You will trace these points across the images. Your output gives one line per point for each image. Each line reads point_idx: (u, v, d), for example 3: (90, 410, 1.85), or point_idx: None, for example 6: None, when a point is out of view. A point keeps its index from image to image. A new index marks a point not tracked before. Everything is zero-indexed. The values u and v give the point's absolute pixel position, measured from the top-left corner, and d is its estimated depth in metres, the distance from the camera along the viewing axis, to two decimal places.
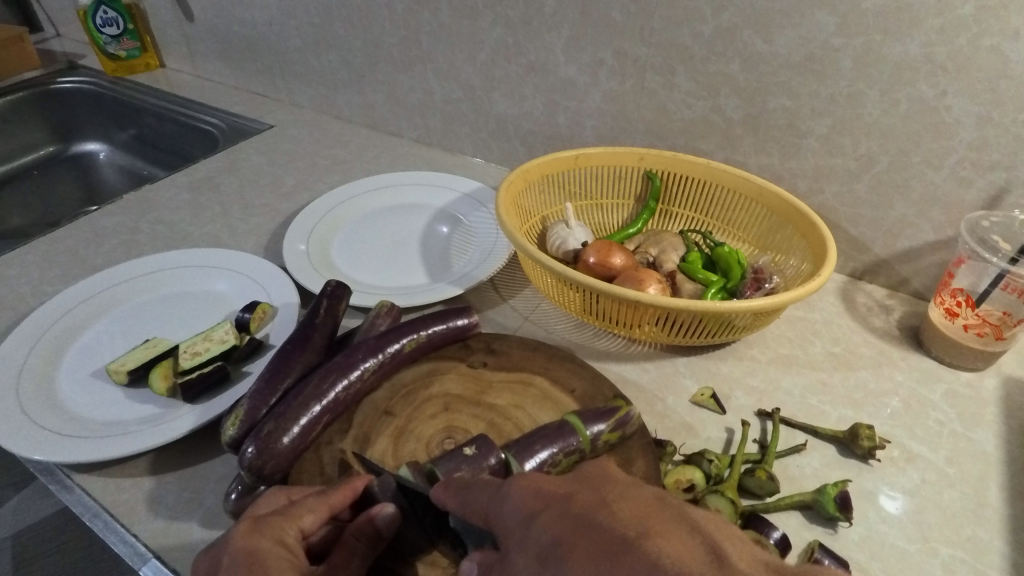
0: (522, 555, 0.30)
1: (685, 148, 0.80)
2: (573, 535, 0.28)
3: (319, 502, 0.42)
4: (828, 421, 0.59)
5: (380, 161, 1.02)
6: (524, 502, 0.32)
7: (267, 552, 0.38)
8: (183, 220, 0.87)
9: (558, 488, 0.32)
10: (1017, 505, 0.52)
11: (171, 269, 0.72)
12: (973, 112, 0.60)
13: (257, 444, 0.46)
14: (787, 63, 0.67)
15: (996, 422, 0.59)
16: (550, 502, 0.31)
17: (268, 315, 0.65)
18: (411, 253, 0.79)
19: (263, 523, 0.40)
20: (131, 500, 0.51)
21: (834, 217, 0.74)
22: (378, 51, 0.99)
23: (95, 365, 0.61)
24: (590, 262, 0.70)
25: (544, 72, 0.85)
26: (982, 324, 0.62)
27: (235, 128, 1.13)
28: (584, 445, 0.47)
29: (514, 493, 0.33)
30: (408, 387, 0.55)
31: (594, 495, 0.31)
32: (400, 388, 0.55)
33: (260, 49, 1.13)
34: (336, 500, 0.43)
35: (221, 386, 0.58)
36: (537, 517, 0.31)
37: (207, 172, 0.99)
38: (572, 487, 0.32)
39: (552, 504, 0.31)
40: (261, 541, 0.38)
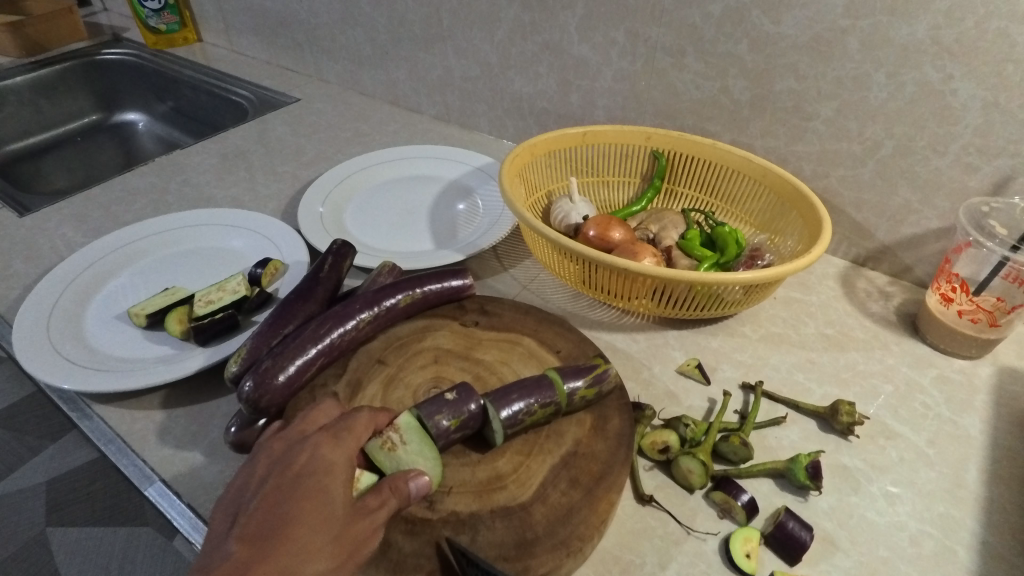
0: None
1: (693, 128, 0.80)
2: None
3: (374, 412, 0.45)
4: (812, 397, 0.60)
5: (399, 135, 1.05)
6: None
7: (338, 468, 0.41)
8: (209, 183, 0.92)
9: None
10: (995, 488, 0.53)
11: (192, 226, 0.76)
12: (979, 97, 0.60)
13: (255, 379, 0.50)
14: (795, 44, 0.67)
15: (984, 408, 0.59)
16: None
17: (279, 272, 0.69)
18: (420, 222, 0.81)
19: (343, 437, 0.43)
20: (144, 429, 0.55)
21: (838, 201, 0.74)
22: (400, 28, 1.02)
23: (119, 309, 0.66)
24: (590, 235, 0.71)
25: (558, 51, 0.86)
26: (976, 311, 0.62)
27: (264, 100, 1.17)
28: (561, 398, 0.49)
29: None
30: (403, 341, 0.58)
31: None
32: (396, 342, 0.58)
33: (291, 25, 1.17)
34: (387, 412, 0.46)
35: (230, 333, 0.62)
36: None
37: (235, 140, 1.03)
38: None
39: None
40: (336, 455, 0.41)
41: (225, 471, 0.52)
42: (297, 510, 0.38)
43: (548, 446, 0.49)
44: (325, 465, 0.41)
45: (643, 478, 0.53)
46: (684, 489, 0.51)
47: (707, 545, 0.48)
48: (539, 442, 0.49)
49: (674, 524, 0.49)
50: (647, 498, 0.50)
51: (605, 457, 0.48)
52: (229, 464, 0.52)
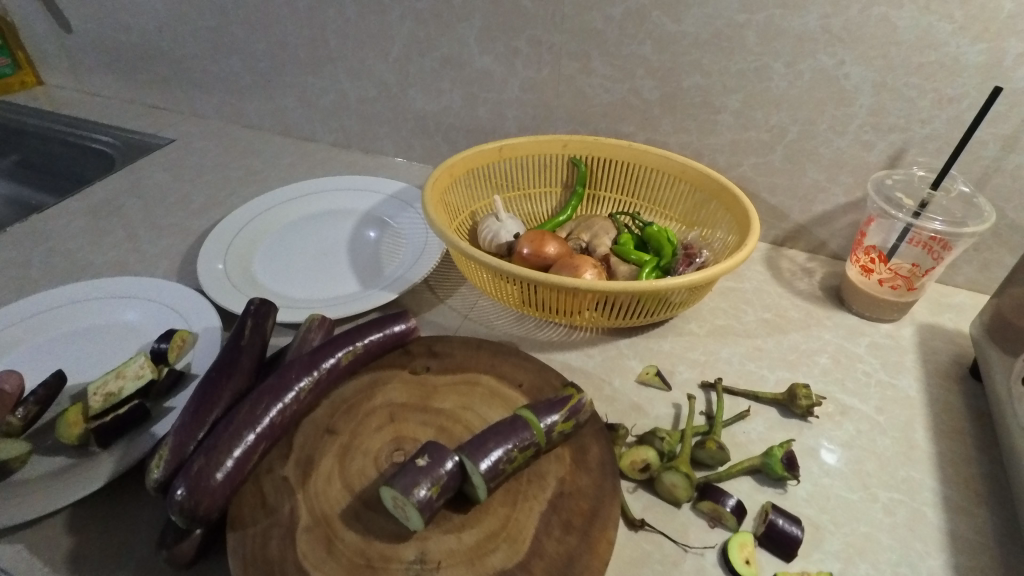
0: None
1: (607, 131, 0.80)
2: None
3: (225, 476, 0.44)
4: (767, 385, 0.61)
5: (297, 168, 0.97)
6: None
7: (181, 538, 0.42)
8: (81, 249, 0.80)
9: None
10: (942, 443, 0.56)
11: (69, 304, 0.65)
12: (869, 79, 0.64)
13: (187, 483, 0.42)
14: (696, 41, 0.69)
15: (915, 367, 0.63)
16: None
17: (187, 343, 0.60)
18: (340, 262, 0.75)
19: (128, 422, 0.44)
20: (47, 563, 0.46)
21: (753, 188, 0.76)
22: (282, 53, 0.94)
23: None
24: (525, 253, 0.69)
25: (459, 65, 0.83)
26: (895, 277, 0.66)
27: (133, 145, 1.05)
28: (539, 437, 0.46)
29: None
30: (352, 406, 0.52)
31: None
32: (345, 408, 0.51)
33: (152, 58, 1.05)
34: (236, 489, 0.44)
35: (139, 426, 0.53)
36: None
37: (105, 194, 0.91)
38: None
39: None
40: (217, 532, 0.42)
41: None
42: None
43: (532, 491, 0.46)
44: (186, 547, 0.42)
45: (629, 502, 0.51)
46: (671, 504, 0.50)
47: (706, 559, 0.47)
48: (522, 489, 0.46)
49: (670, 544, 0.48)
50: (639, 523, 0.48)
51: (593, 493, 0.46)
52: None
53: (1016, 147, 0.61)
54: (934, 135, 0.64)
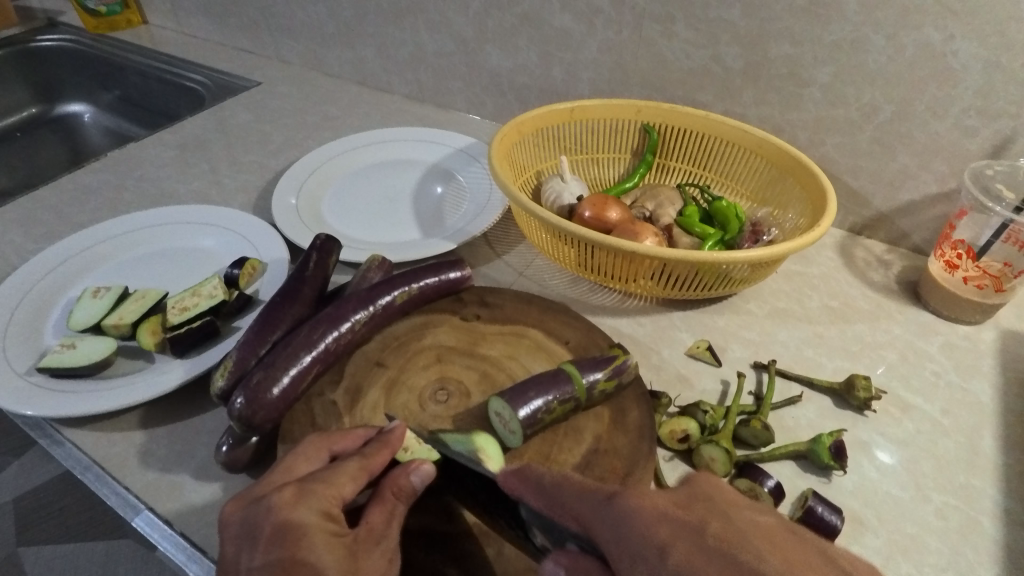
0: None
1: (684, 100, 0.78)
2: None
3: (360, 466, 0.40)
4: (824, 372, 0.59)
5: (370, 118, 1.00)
6: (649, 526, 0.29)
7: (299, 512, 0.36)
8: (170, 177, 0.85)
9: (682, 516, 0.29)
10: (1010, 454, 0.52)
11: (154, 226, 0.70)
12: (981, 57, 0.58)
13: (246, 394, 0.45)
14: (790, 8, 0.65)
15: (992, 373, 0.59)
16: (678, 530, 0.29)
17: (257, 271, 0.64)
18: (403, 210, 0.77)
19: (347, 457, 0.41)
20: (122, 453, 0.50)
21: (835, 169, 0.72)
22: (366, 2, 0.95)
23: (75, 301, 0.60)
24: (585, 216, 0.68)
25: (538, 23, 0.82)
26: (982, 276, 0.61)
27: (222, 85, 1.10)
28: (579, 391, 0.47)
29: (633, 508, 0.30)
30: (373, 469, 0.41)
31: (731, 534, 0.28)
32: (367, 471, 0.40)
33: (245, 3, 1.10)
34: (376, 465, 0.41)
35: (209, 341, 0.57)
36: (668, 549, 0.28)
37: (194, 129, 0.96)
38: (699, 517, 0.29)
39: (681, 532, 0.29)
40: (308, 515, 0.36)
41: (219, 493, 0.47)
42: None
43: (568, 445, 0.47)
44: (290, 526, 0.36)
45: (664, 470, 0.50)
46: None
47: None
48: (558, 442, 0.47)
49: None
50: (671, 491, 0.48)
51: (628, 453, 0.46)
52: (222, 486, 0.48)
53: None
54: None
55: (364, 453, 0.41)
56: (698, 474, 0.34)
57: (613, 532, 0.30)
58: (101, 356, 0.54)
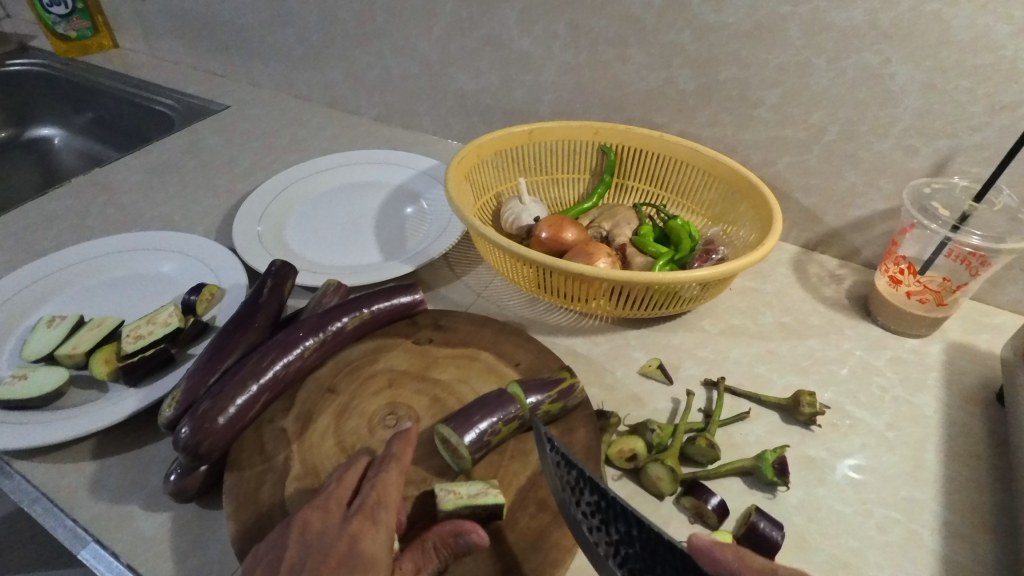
0: None
1: (641, 121, 0.79)
2: None
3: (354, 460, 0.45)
4: (774, 389, 0.60)
5: (339, 139, 1.01)
6: None
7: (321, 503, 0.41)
8: (135, 202, 0.86)
9: None
10: (953, 467, 0.54)
11: (115, 253, 0.70)
12: (917, 80, 0.60)
13: (192, 424, 0.46)
14: (737, 32, 0.67)
15: (937, 386, 0.61)
16: None
17: (216, 297, 0.64)
18: (366, 232, 0.77)
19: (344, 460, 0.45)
20: (72, 484, 0.50)
21: (786, 187, 0.74)
22: (332, 27, 0.97)
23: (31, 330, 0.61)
24: (543, 237, 0.69)
25: (498, 46, 0.84)
26: (925, 291, 0.63)
27: (192, 108, 1.11)
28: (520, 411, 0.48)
29: None
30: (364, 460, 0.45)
31: None
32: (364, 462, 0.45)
33: (215, 28, 1.11)
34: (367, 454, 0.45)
35: (164, 369, 0.57)
36: None
37: (162, 153, 0.97)
38: None
39: None
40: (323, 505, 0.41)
41: (167, 523, 0.47)
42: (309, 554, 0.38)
43: (515, 467, 0.47)
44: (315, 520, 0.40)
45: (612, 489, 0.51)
46: (654, 497, 0.50)
47: None
48: (503, 464, 0.47)
49: None
50: None
51: None
52: (172, 515, 0.48)
53: None
54: (985, 144, 0.61)
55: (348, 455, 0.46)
56: None
57: None
58: (52, 387, 0.54)
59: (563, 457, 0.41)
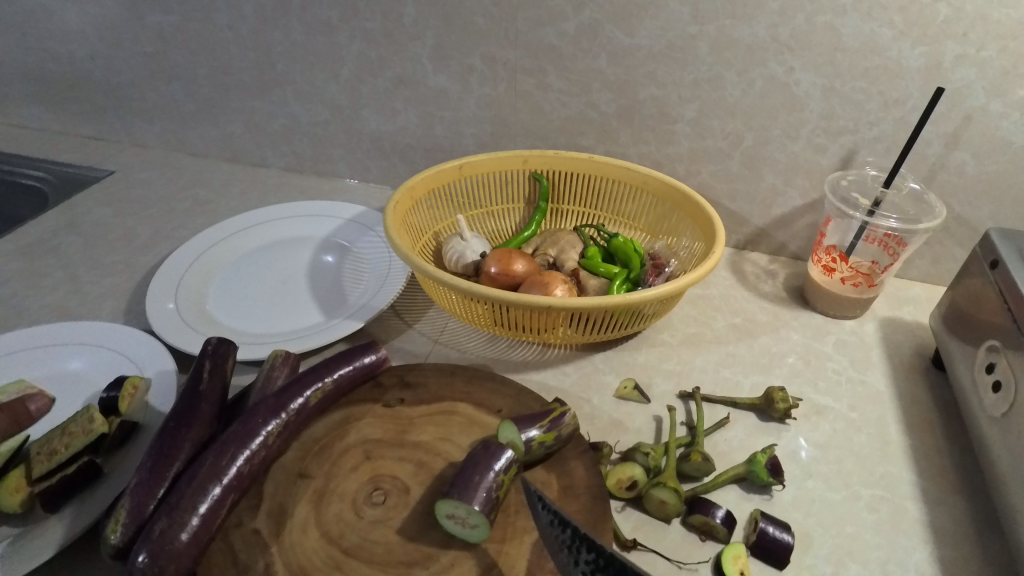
0: None
1: (567, 145, 0.80)
2: None
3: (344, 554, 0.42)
4: (743, 391, 0.61)
5: (248, 195, 0.94)
6: None
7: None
8: (16, 293, 0.74)
9: None
10: (914, 436, 0.57)
11: (1, 356, 0.60)
12: (818, 84, 0.65)
13: (149, 549, 0.39)
14: (651, 54, 0.69)
15: (882, 362, 0.65)
16: None
17: (140, 389, 0.56)
18: (300, 292, 0.72)
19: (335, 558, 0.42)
20: None
21: (713, 194, 0.77)
22: (226, 78, 0.90)
23: None
24: (493, 272, 0.67)
25: (413, 84, 0.82)
26: (857, 275, 0.68)
27: (70, 179, 0.99)
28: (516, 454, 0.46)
29: None
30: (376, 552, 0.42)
31: None
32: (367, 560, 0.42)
33: (85, 88, 1.00)
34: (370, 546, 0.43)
35: (92, 486, 0.49)
36: None
37: (40, 232, 0.85)
38: None
39: None
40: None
41: None
42: None
43: (522, 522, 0.44)
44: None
45: (619, 522, 0.50)
46: (660, 521, 0.49)
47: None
48: (510, 521, 0.44)
49: (664, 563, 0.47)
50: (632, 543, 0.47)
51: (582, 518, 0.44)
52: None
53: (959, 144, 0.64)
54: (883, 136, 0.67)
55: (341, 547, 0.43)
56: None
57: None
58: None
59: (557, 514, 0.41)
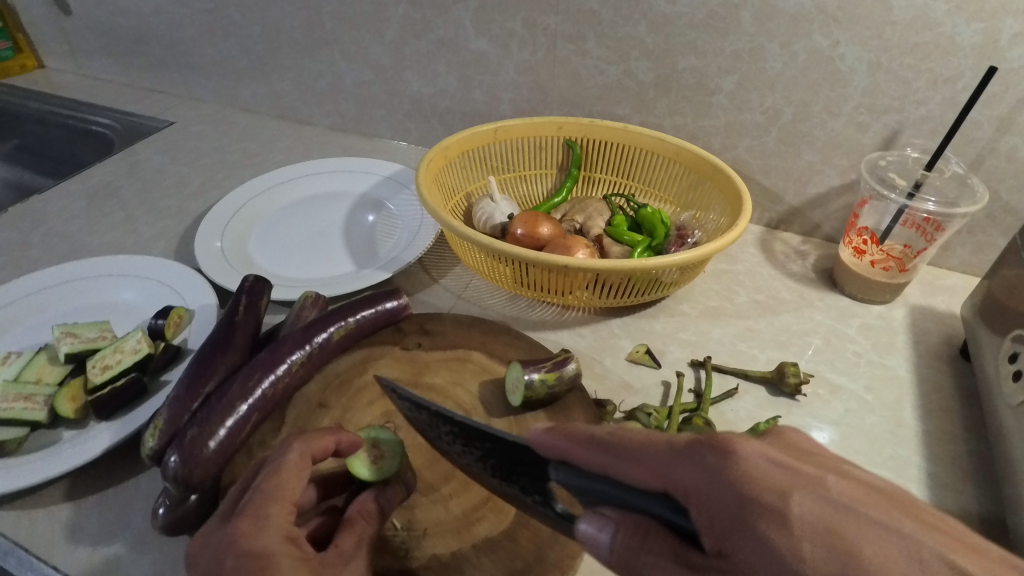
0: (772, 530, 0.25)
1: (602, 114, 0.80)
2: (858, 524, 0.24)
3: (302, 458, 0.40)
4: (757, 364, 0.61)
5: (293, 151, 0.98)
6: (762, 475, 0.27)
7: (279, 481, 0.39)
8: (80, 229, 0.80)
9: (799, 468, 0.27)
10: (929, 422, 0.57)
11: (64, 282, 0.66)
12: (864, 59, 0.64)
13: (180, 452, 0.43)
14: (692, 22, 0.68)
15: (906, 348, 0.64)
16: (795, 480, 0.27)
17: (184, 320, 0.61)
18: (335, 242, 0.75)
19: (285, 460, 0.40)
20: (47, 532, 0.47)
21: (747, 170, 0.76)
22: (278, 36, 0.94)
23: None
24: (518, 234, 0.69)
25: (454, 47, 0.83)
26: (887, 259, 0.66)
27: (132, 128, 1.05)
28: (518, 395, 0.50)
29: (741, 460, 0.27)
30: (314, 452, 0.41)
31: (860, 492, 0.26)
32: (308, 457, 0.40)
33: (150, 42, 1.05)
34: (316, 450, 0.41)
35: (138, 400, 0.54)
36: (787, 492, 0.26)
37: (104, 176, 0.91)
38: (815, 470, 0.27)
39: (798, 483, 0.26)
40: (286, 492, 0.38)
41: (158, 561, 0.45)
42: (249, 527, 0.36)
43: None
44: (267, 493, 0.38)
45: None
46: None
47: None
48: None
49: None
50: None
51: None
52: (162, 552, 0.45)
53: (1011, 128, 0.61)
54: (929, 117, 0.64)
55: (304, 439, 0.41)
56: (784, 435, 0.33)
57: (713, 487, 0.27)
58: (14, 433, 0.50)
59: (410, 402, 0.40)
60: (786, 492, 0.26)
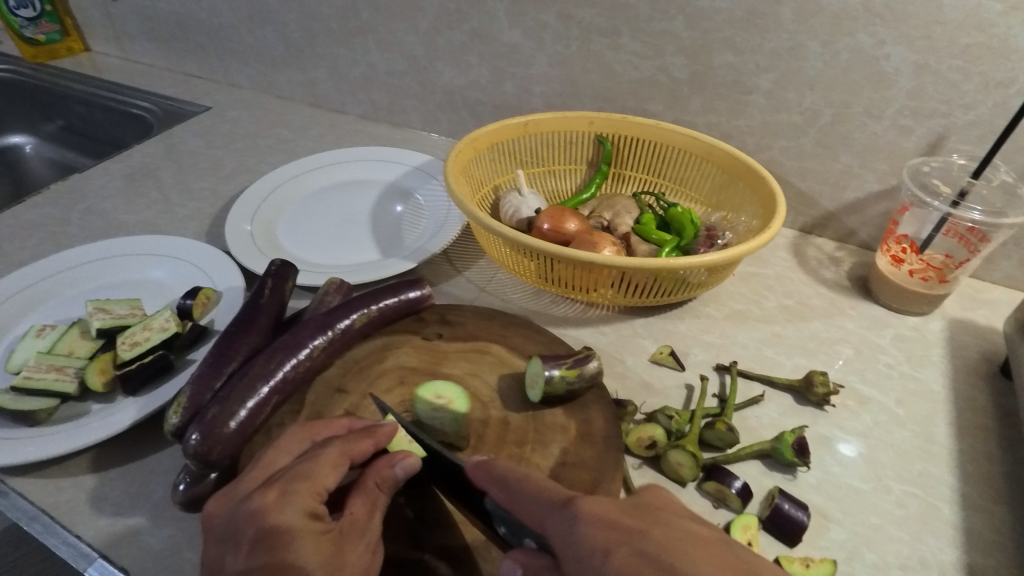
0: None
1: (634, 110, 0.79)
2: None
3: (341, 454, 0.40)
4: (783, 371, 0.60)
5: (325, 139, 0.99)
6: (596, 534, 0.32)
7: (314, 464, 0.39)
8: (117, 208, 0.82)
9: (632, 522, 0.33)
10: (963, 439, 0.54)
11: (100, 259, 0.68)
12: (910, 60, 0.61)
13: (201, 430, 0.44)
14: (730, 18, 0.67)
15: (941, 362, 0.61)
16: (623, 536, 0.32)
17: (212, 301, 0.62)
18: (361, 230, 0.76)
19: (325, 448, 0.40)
20: (72, 500, 0.48)
21: (782, 171, 0.74)
22: (315, 24, 0.94)
23: (18, 341, 0.58)
24: (544, 228, 0.68)
25: (488, 39, 0.82)
26: (926, 269, 0.64)
27: (170, 112, 1.08)
28: (537, 389, 0.49)
29: (585, 518, 0.33)
30: (354, 454, 0.41)
31: (670, 540, 0.31)
32: (348, 457, 0.40)
33: (191, 27, 1.08)
34: (358, 453, 0.41)
35: (163, 376, 0.55)
36: (610, 552, 0.31)
37: (142, 158, 0.93)
38: (646, 523, 0.33)
39: (626, 539, 0.32)
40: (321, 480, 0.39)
41: (175, 535, 0.46)
42: (276, 501, 0.37)
43: (536, 460, 0.46)
44: (300, 473, 0.38)
45: (633, 478, 0.50)
46: (676, 482, 0.50)
47: None
48: (525, 457, 0.47)
49: None
50: None
51: (596, 464, 0.46)
52: (180, 526, 0.46)
53: None
54: (977, 122, 0.62)
55: (347, 439, 0.41)
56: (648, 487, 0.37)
57: (566, 542, 0.33)
58: (44, 403, 0.51)
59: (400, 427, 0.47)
60: (607, 551, 0.31)
